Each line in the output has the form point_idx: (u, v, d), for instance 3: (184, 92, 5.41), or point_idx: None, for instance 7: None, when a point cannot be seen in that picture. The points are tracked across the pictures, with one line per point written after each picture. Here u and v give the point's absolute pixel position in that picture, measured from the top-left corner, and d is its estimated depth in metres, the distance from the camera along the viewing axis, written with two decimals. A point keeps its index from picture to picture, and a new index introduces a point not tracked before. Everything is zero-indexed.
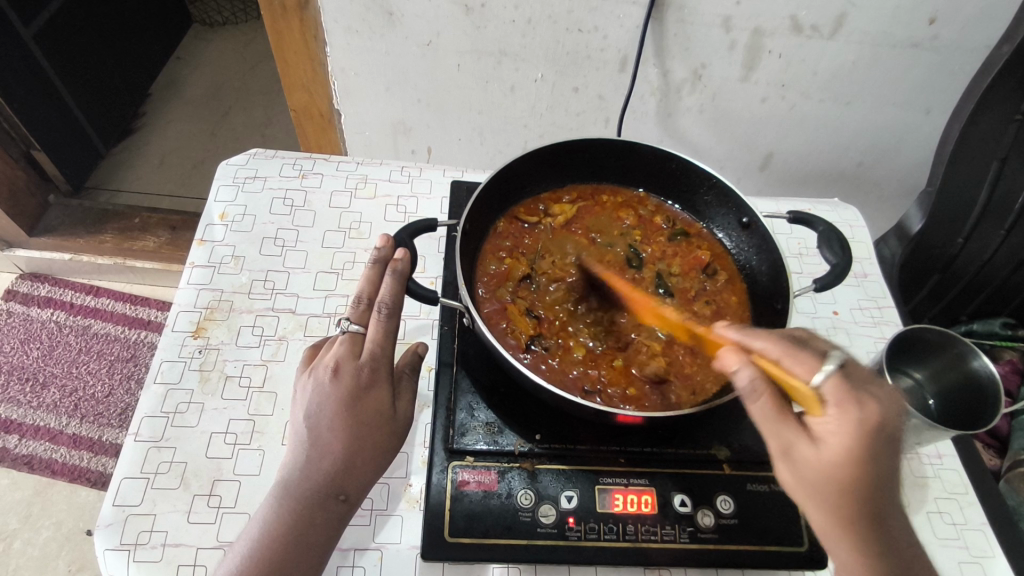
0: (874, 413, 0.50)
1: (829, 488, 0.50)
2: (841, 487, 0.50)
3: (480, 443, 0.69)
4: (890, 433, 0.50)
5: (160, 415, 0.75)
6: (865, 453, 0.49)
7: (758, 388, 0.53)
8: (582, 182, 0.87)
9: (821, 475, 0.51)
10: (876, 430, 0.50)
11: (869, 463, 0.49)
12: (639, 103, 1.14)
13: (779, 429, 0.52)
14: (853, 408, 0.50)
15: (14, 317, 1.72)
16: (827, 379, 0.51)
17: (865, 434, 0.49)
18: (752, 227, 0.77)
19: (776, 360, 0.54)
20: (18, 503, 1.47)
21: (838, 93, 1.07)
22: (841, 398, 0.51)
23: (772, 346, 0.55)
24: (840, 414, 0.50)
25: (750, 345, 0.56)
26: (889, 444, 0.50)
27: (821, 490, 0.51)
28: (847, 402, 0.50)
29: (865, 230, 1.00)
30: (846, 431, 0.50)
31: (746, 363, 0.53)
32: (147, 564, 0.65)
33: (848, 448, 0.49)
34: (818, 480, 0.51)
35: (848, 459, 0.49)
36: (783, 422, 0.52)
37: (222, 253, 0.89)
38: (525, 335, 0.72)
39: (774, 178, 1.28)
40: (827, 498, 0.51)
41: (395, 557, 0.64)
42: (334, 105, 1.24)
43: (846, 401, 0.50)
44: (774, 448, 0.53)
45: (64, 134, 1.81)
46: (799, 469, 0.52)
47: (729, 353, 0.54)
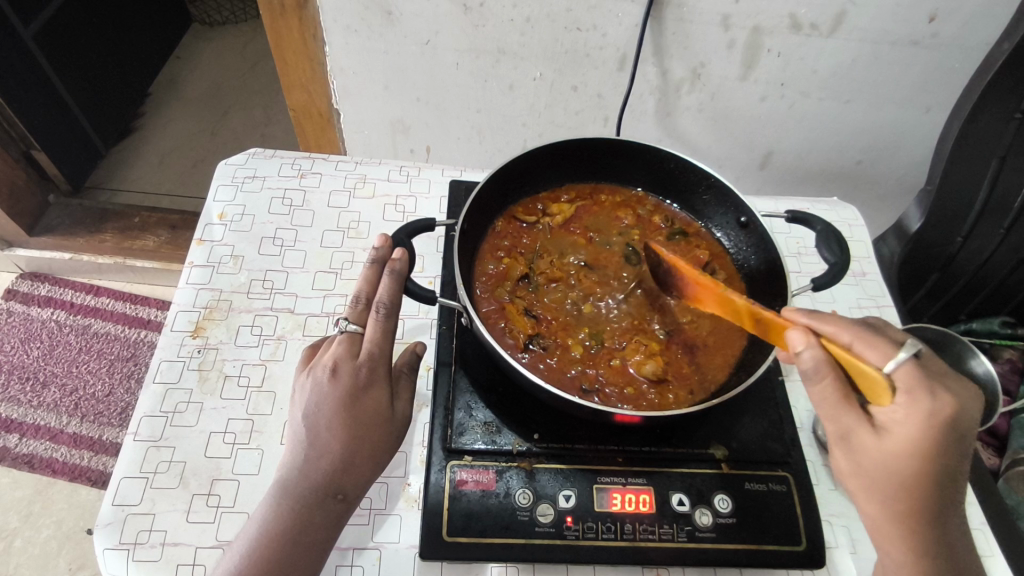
0: (945, 405, 0.51)
1: (889, 475, 0.54)
2: (901, 475, 0.53)
3: (478, 442, 0.69)
4: (959, 427, 0.52)
5: (158, 415, 0.75)
6: (933, 444, 0.52)
7: (822, 371, 0.53)
8: (581, 181, 0.87)
9: (882, 461, 0.54)
10: (946, 423, 0.51)
11: (937, 451, 0.52)
12: (638, 102, 1.14)
13: (841, 415, 0.54)
14: (923, 399, 0.51)
15: (15, 316, 1.73)
16: (899, 367, 0.52)
17: (935, 426, 0.51)
18: (751, 227, 0.77)
19: (846, 346, 0.54)
20: (19, 502, 1.47)
21: (837, 91, 1.07)
22: (910, 387, 0.52)
23: (844, 330, 0.55)
24: (909, 405, 0.52)
25: (817, 329, 0.56)
26: (961, 436, 0.52)
27: (881, 476, 0.54)
28: (915, 392, 0.52)
29: (863, 229, 1.00)
30: (910, 421, 0.52)
31: (814, 343, 0.54)
32: (146, 563, 0.66)
33: (914, 437, 0.52)
34: (877, 465, 0.54)
35: (909, 447, 0.52)
36: (845, 408, 0.54)
37: (221, 253, 0.89)
38: (523, 335, 0.72)
39: (773, 177, 1.28)
40: (890, 484, 0.54)
41: (394, 557, 0.64)
42: (333, 104, 1.24)
43: (915, 392, 0.52)
44: (833, 432, 0.56)
45: (64, 133, 1.81)
46: (858, 455, 0.55)
47: (798, 335, 0.55)
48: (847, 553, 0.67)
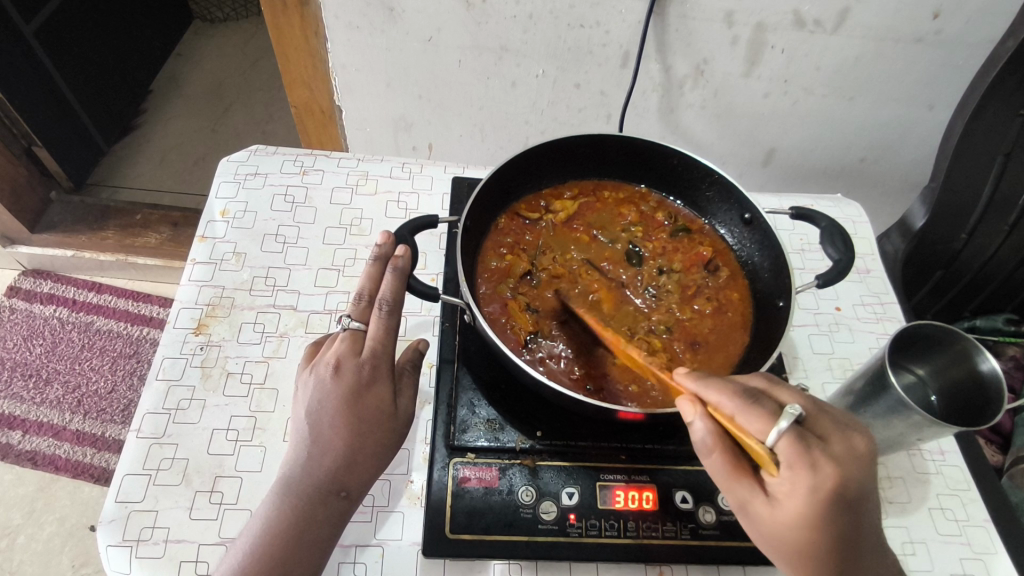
0: (824, 477, 0.48)
1: (786, 544, 0.52)
2: (801, 544, 0.51)
3: (482, 439, 0.69)
4: (847, 496, 0.49)
5: (162, 411, 0.75)
6: (818, 515, 0.49)
7: (709, 444, 0.53)
8: (584, 178, 0.86)
9: (778, 532, 0.52)
10: (830, 495, 0.48)
11: (827, 521, 0.49)
12: (640, 99, 1.14)
13: (733, 484, 0.53)
14: (803, 473, 0.49)
15: (17, 314, 1.73)
16: (780, 438, 0.49)
17: (818, 499, 0.48)
18: (754, 224, 0.77)
19: (730, 416, 0.52)
20: (22, 499, 1.47)
21: (841, 88, 1.06)
22: (791, 461, 0.49)
23: (727, 400, 0.52)
24: (792, 478, 0.49)
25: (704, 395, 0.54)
26: (848, 505, 0.49)
27: (780, 545, 0.52)
28: (797, 466, 0.49)
29: (867, 226, 0.99)
30: (794, 495, 0.49)
31: (704, 415, 0.53)
32: (150, 560, 0.66)
33: (801, 511, 0.49)
34: (779, 535, 0.52)
35: (799, 519, 0.50)
36: (738, 477, 0.53)
37: (223, 250, 0.89)
38: (525, 331, 0.72)
39: (775, 174, 1.28)
40: (789, 554, 0.52)
41: (397, 553, 0.64)
42: (334, 101, 1.24)
43: (796, 466, 0.49)
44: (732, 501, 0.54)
45: (64, 131, 1.81)
46: (757, 523, 0.53)
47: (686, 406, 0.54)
48: None
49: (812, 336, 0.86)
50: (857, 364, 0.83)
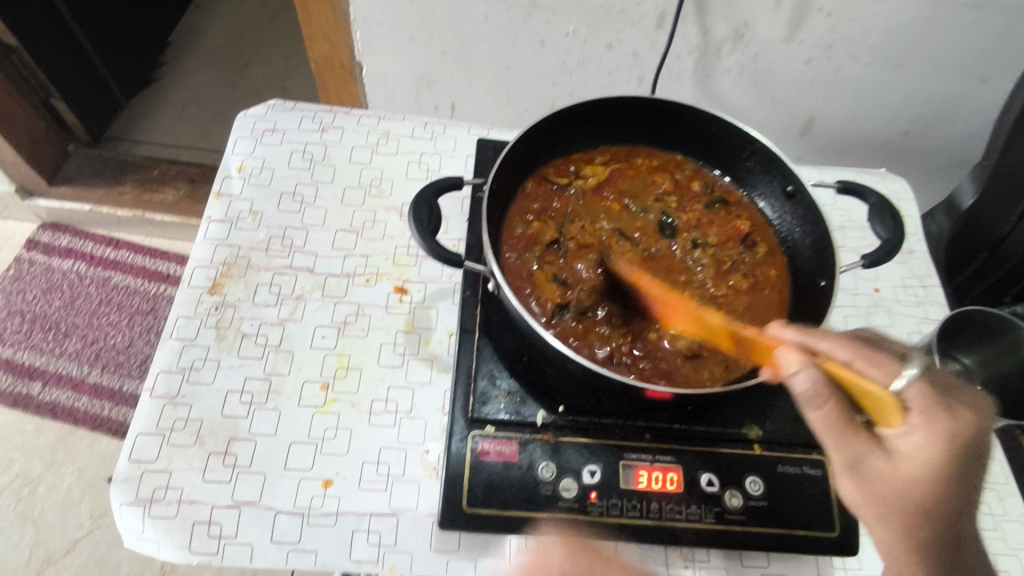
0: (965, 422, 0.49)
1: (903, 503, 0.50)
2: (922, 503, 0.49)
3: (501, 412, 0.67)
4: (980, 445, 0.50)
5: (175, 371, 0.73)
6: (952, 465, 0.49)
7: (823, 394, 0.50)
8: (616, 142, 0.82)
9: (899, 488, 0.49)
10: (966, 443, 0.49)
11: (958, 473, 0.49)
12: (676, 62, 1.08)
13: (849, 441, 0.50)
14: (941, 418, 0.49)
15: (36, 267, 1.73)
16: (911, 386, 0.50)
17: (955, 445, 0.49)
18: (798, 196, 0.72)
19: (846, 362, 0.52)
20: (42, 449, 1.50)
21: (891, 56, 1.00)
22: (925, 405, 0.50)
23: (841, 347, 0.52)
24: (926, 425, 0.49)
25: (813, 346, 0.53)
26: (976, 457, 0.50)
27: (898, 506, 0.50)
28: (934, 411, 0.49)
29: (912, 204, 0.94)
30: (932, 441, 0.49)
31: (811, 364, 0.51)
32: (162, 521, 0.65)
33: (936, 459, 0.49)
34: (897, 495, 0.50)
35: (929, 470, 0.49)
36: (851, 433, 0.50)
37: (239, 208, 0.87)
38: (550, 303, 0.68)
39: (814, 146, 1.22)
40: (905, 516, 0.50)
41: (411, 522, 0.66)
42: (355, 56, 1.19)
43: (934, 411, 0.49)
44: (841, 461, 0.51)
45: (81, 82, 1.78)
46: (873, 481, 0.50)
47: (789, 354, 0.52)
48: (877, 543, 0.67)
49: (848, 317, 0.82)
50: None
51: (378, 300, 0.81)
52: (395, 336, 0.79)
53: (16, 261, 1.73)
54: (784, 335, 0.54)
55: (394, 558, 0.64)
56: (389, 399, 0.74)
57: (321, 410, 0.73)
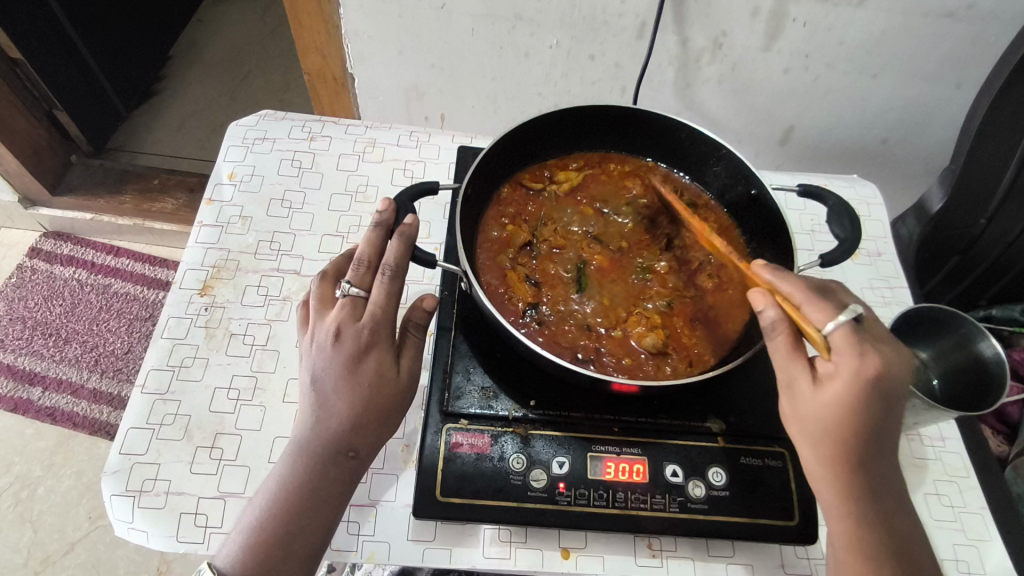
0: (871, 363, 0.53)
1: (821, 426, 0.55)
2: (831, 426, 0.54)
3: (474, 407, 0.69)
4: (888, 384, 0.53)
5: (165, 368, 0.77)
6: (858, 397, 0.53)
7: (776, 327, 0.56)
8: (590, 150, 0.85)
9: (815, 410, 0.55)
10: (872, 379, 0.53)
11: (864, 406, 0.53)
12: (656, 72, 1.11)
13: (786, 364, 0.56)
14: (852, 356, 0.53)
15: (39, 274, 1.77)
16: (838, 328, 0.54)
17: (861, 381, 0.53)
18: (760, 200, 0.75)
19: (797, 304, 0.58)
20: (42, 453, 1.53)
21: (864, 64, 1.03)
22: (846, 345, 0.54)
23: (798, 291, 0.58)
24: (841, 360, 0.54)
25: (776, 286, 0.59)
26: (886, 397, 0.54)
27: (813, 424, 0.55)
28: (848, 348, 0.54)
29: (881, 208, 0.97)
30: (842, 372, 0.53)
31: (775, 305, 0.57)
32: (151, 510, 0.68)
33: (844, 389, 0.53)
34: (814, 413, 0.55)
35: (842, 397, 0.53)
36: (793, 358, 0.56)
37: (230, 213, 0.90)
38: (523, 302, 0.71)
39: (793, 153, 1.25)
40: (821, 438, 0.55)
41: (390, 513, 0.69)
42: (347, 68, 1.23)
43: (847, 348, 0.54)
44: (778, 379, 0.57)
45: (83, 94, 1.82)
46: (796, 399, 0.56)
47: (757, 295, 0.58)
48: None
49: None
50: None
51: None
52: None
53: (19, 268, 1.77)
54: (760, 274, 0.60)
55: (372, 546, 0.67)
56: None
57: None
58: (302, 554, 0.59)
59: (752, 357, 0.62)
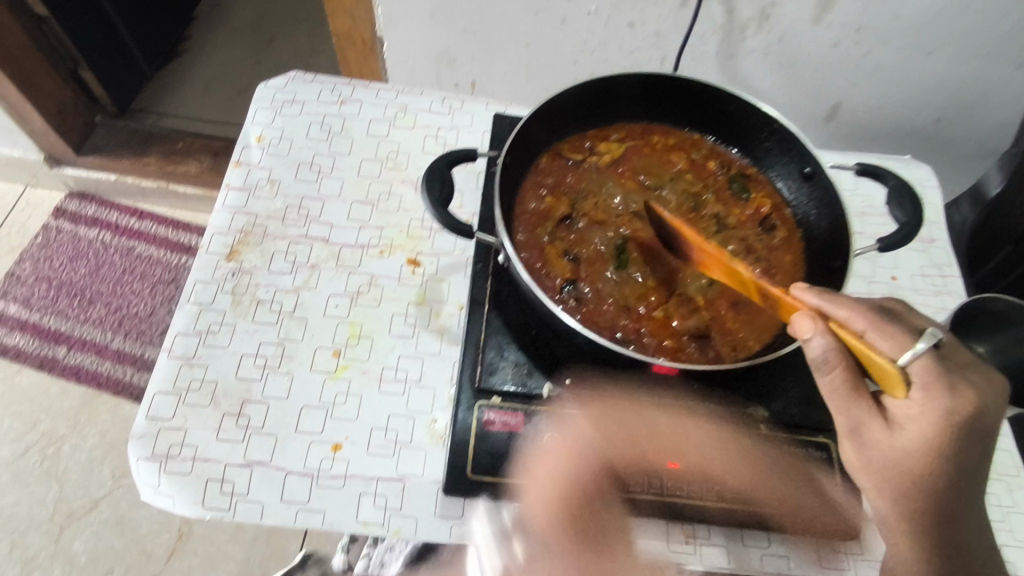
0: (960, 402, 0.51)
1: (899, 474, 0.53)
2: (913, 473, 0.53)
3: (508, 384, 0.68)
4: (976, 424, 0.52)
5: (192, 334, 0.75)
6: (945, 442, 0.51)
7: (831, 360, 0.52)
8: (633, 120, 0.81)
9: (892, 458, 0.53)
10: (960, 421, 0.51)
11: (951, 451, 0.52)
12: (699, 43, 1.06)
13: (850, 408, 0.53)
14: (938, 395, 0.51)
15: (64, 234, 1.77)
16: (915, 359, 0.52)
17: (950, 423, 0.51)
18: (815, 178, 0.72)
19: (859, 333, 0.53)
20: (67, 411, 1.55)
21: (922, 41, 0.97)
22: (926, 381, 0.52)
23: (858, 317, 0.53)
24: (924, 400, 0.52)
25: (829, 312, 0.54)
26: (975, 436, 0.52)
27: (890, 474, 0.53)
28: (932, 387, 0.51)
29: (936, 191, 0.92)
30: (926, 414, 0.52)
31: (825, 331, 0.53)
32: (178, 476, 0.67)
33: (928, 434, 0.52)
34: (889, 460, 0.53)
35: (923, 444, 0.52)
36: (857, 400, 0.53)
37: (258, 177, 0.88)
38: (561, 278, 0.69)
39: (838, 133, 1.19)
40: (896, 486, 0.54)
41: (419, 488, 0.68)
42: (377, 31, 1.19)
43: (931, 387, 0.51)
44: (842, 426, 0.54)
45: (108, 54, 1.80)
46: (868, 449, 0.54)
47: (804, 321, 0.53)
48: (879, 527, 0.68)
49: None
50: None
51: (391, 271, 0.83)
52: (406, 308, 0.80)
53: (45, 228, 1.77)
54: (805, 300, 0.55)
55: (400, 521, 0.66)
56: (398, 367, 0.76)
57: (332, 376, 0.75)
58: None
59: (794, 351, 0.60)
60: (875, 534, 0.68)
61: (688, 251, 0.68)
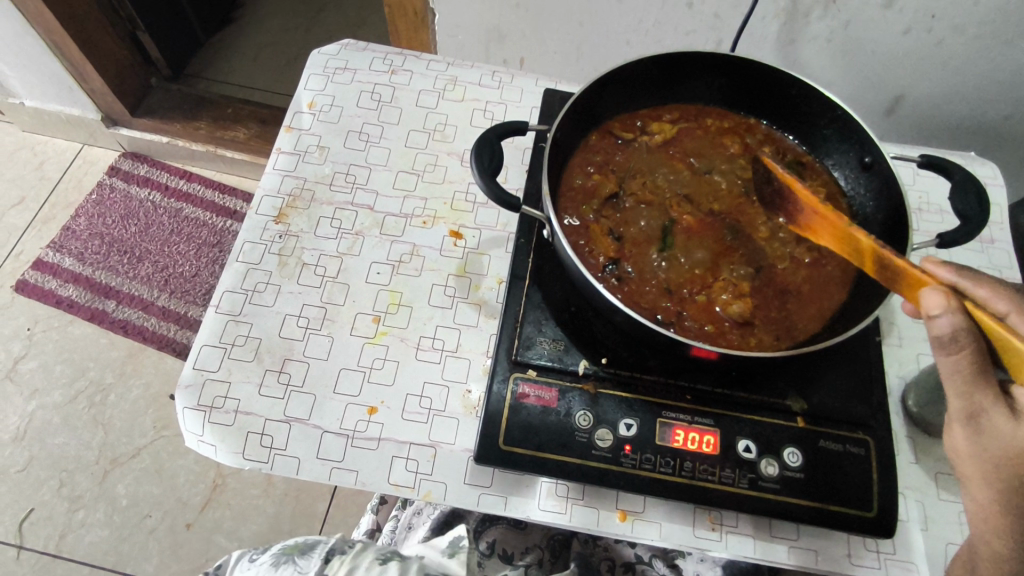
0: None
1: (1010, 462, 0.53)
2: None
3: (544, 358, 0.68)
4: None
5: (239, 292, 0.78)
6: None
7: (960, 339, 0.50)
8: (687, 102, 0.80)
9: (1009, 446, 0.52)
10: None
11: None
12: (758, 25, 1.03)
13: (973, 393, 0.52)
14: None
15: (116, 193, 1.83)
16: None
17: None
18: (875, 168, 0.70)
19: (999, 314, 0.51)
20: (114, 362, 1.61)
21: (998, 31, 0.93)
22: None
23: (1000, 298, 0.51)
24: None
25: (968, 289, 0.52)
26: None
27: (1002, 461, 0.53)
28: None
29: (1001, 191, 0.88)
30: None
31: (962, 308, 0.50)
32: (220, 426, 0.70)
33: None
34: (1005, 448, 0.52)
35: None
36: (981, 386, 0.51)
37: (308, 142, 0.89)
38: (603, 256, 0.68)
39: (898, 126, 1.15)
40: (1005, 471, 0.53)
41: (449, 456, 0.69)
42: (429, 3, 1.19)
43: None
44: (959, 409, 0.53)
45: (165, 17, 1.84)
46: (985, 436, 0.53)
47: (933, 296, 0.51)
48: (912, 529, 0.66)
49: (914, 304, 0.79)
50: None
51: (433, 242, 0.83)
52: (447, 279, 0.81)
53: (99, 186, 1.84)
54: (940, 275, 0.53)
55: (429, 485, 0.68)
56: (436, 337, 0.76)
57: (372, 341, 0.76)
58: None
59: (839, 341, 0.58)
60: (910, 536, 0.66)
61: (797, 213, 0.69)
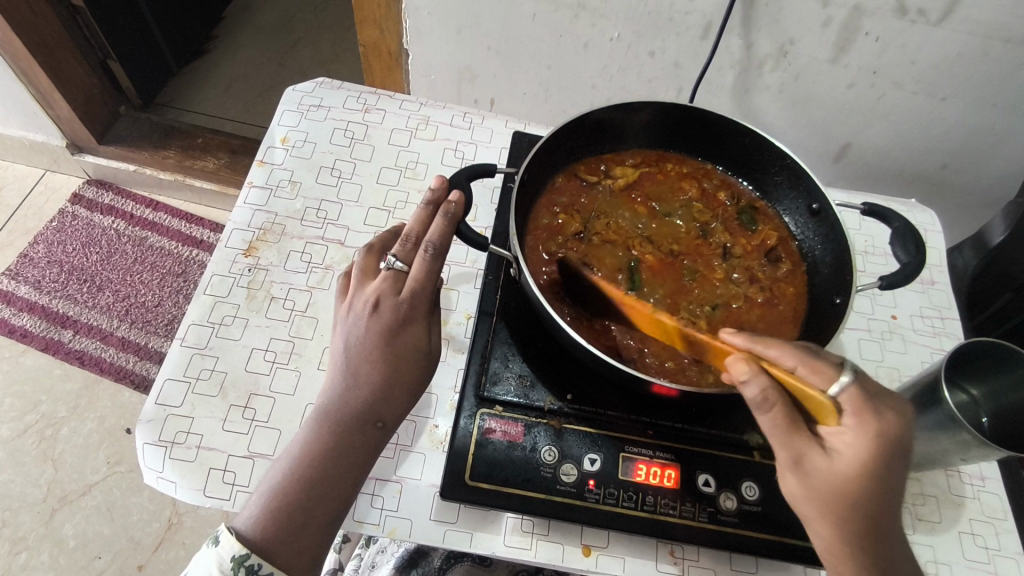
0: (888, 423, 0.53)
1: (839, 498, 0.53)
2: (851, 496, 0.53)
3: (510, 394, 0.69)
4: (903, 445, 0.54)
5: (206, 325, 0.77)
6: (875, 464, 0.52)
7: (770, 399, 0.53)
8: (648, 147, 0.84)
9: (834, 483, 0.53)
10: (891, 442, 0.53)
11: (880, 470, 0.53)
12: (716, 75, 1.09)
13: (791, 441, 0.53)
14: (869, 419, 0.53)
15: (79, 220, 1.80)
16: (843, 391, 0.53)
17: (880, 445, 0.53)
18: (821, 215, 0.74)
19: (790, 370, 0.54)
20: (67, 394, 1.56)
21: (934, 87, 1.00)
22: (856, 408, 0.53)
23: (787, 355, 0.54)
24: (857, 426, 0.53)
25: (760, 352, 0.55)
26: (900, 455, 0.54)
27: (834, 499, 0.53)
28: (863, 413, 0.53)
29: (939, 236, 0.94)
30: (861, 441, 0.52)
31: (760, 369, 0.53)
32: (181, 463, 0.68)
33: (864, 456, 0.52)
34: (830, 487, 0.53)
35: (860, 466, 0.52)
36: (796, 433, 0.54)
37: (279, 177, 0.90)
38: (569, 295, 0.71)
39: (847, 172, 1.21)
40: (836, 511, 0.53)
41: (414, 491, 0.68)
42: (403, 43, 1.22)
43: (863, 412, 0.53)
44: (785, 459, 0.54)
45: (137, 47, 1.85)
46: (811, 478, 0.53)
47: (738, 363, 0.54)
48: None
49: (863, 341, 0.83)
50: (905, 374, 0.80)
51: None
52: None
53: (61, 213, 1.80)
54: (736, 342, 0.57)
55: (394, 521, 0.66)
56: None
57: None
58: (322, 520, 0.60)
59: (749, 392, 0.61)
60: None
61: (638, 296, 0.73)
